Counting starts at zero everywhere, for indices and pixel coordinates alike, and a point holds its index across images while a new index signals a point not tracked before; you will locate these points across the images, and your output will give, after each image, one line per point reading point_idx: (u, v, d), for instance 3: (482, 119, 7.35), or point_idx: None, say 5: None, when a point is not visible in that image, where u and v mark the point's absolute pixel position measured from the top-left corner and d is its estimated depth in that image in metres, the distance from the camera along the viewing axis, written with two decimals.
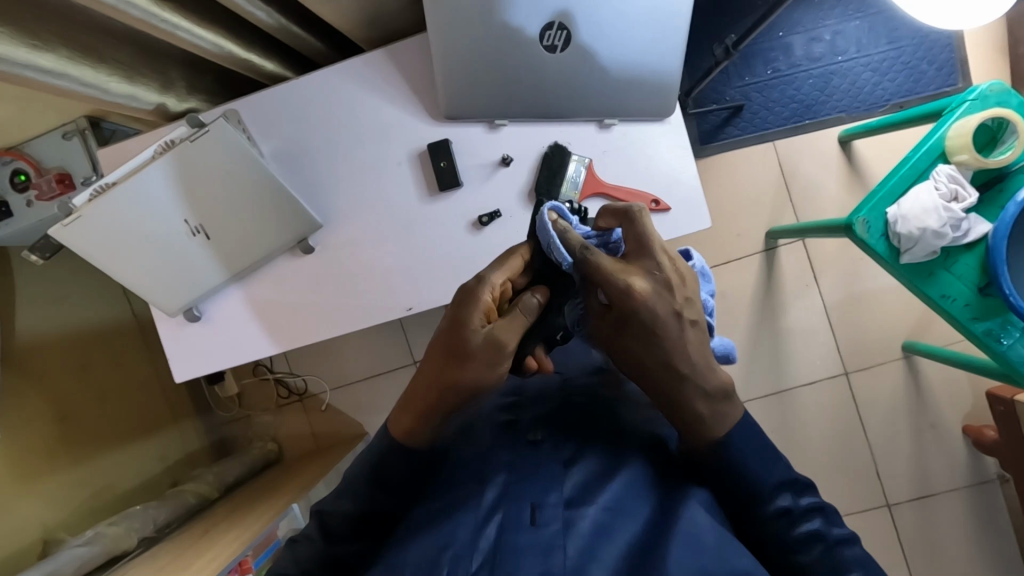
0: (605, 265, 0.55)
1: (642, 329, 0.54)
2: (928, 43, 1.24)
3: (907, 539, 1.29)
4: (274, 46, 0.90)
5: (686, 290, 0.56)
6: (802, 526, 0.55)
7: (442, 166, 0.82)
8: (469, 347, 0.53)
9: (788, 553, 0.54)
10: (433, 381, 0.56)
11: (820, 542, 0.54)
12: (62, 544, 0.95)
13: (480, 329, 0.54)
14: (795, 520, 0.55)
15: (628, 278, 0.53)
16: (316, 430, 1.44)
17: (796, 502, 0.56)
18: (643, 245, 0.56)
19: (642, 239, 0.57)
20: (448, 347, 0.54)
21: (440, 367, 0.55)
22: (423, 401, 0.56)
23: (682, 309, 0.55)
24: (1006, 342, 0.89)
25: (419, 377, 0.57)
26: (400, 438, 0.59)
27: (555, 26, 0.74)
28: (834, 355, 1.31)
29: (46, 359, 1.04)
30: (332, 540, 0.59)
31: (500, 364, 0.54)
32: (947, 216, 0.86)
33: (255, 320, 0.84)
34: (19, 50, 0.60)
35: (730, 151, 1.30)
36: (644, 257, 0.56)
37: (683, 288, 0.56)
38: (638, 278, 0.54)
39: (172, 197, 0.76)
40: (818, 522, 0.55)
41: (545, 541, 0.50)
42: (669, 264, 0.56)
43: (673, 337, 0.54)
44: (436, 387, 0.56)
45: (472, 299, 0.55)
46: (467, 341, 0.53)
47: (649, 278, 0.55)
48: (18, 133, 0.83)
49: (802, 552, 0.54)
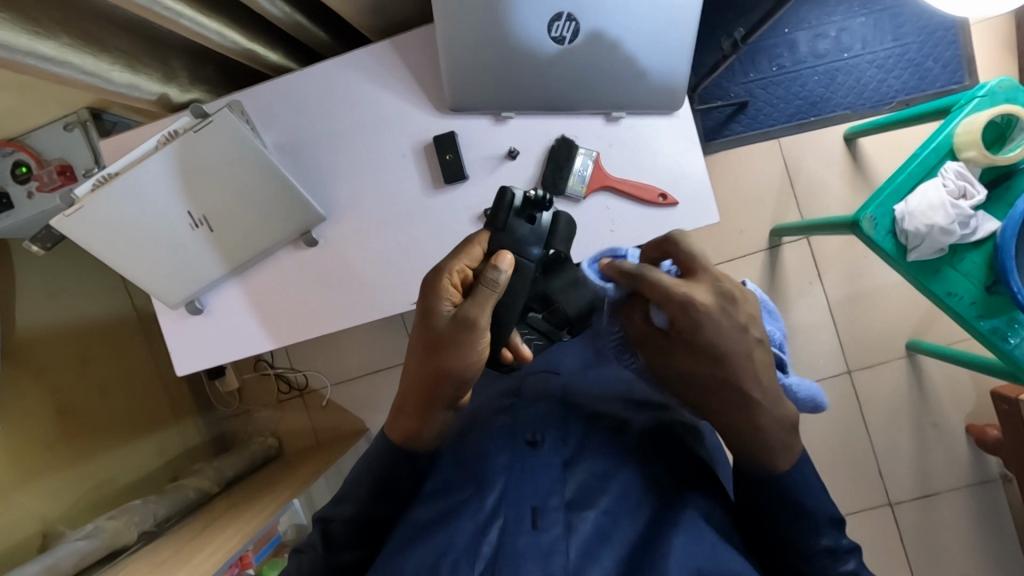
0: (666, 282, 0.54)
1: (705, 330, 0.52)
2: (935, 39, 1.23)
3: (908, 539, 1.28)
4: (278, 37, 0.89)
5: (749, 304, 0.54)
6: (844, 565, 0.53)
7: (447, 158, 0.81)
8: (439, 331, 0.55)
9: None
10: (417, 376, 0.58)
11: None
12: (62, 538, 0.95)
13: (447, 312, 0.56)
14: (838, 559, 0.53)
15: (690, 291, 0.53)
16: (316, 425, 1.43)
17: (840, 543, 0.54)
18: (697, 265, 0.58)
19: (689, 262, 0.58)
20: (422, 337, 0.57)
21: (420, 358, 0.57)
22: (412, 399, 0.58)
23: (749, 324, 0.53)
24: (1012, 341, 0.88)
25: (408, 377, 0.59)
26: (401, 442, 0.59)
27: (563, 18, 0.73)
28: (836, 353, 1.31)
29: (45, 351, 1.04)
30: (333, 548, 0.58)
31: (477, 344, 0.55)
32: (955, 213, 0.85)
33: (254, 315, 0.84)
34: (20, 37, 0.59)
35: (733, 149, 1.29)
36: (699, 276, 0.56)
37: (745, 303, 0.54)
38: (699, 292, 0.53)
39: (174, 189, 0.75)
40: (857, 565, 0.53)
41: (547, 546, 0.49)
42: (726, 281, 0.55)
43: (737, 341, 0.52)
44: (421, 380, 0.57)
45: (435, 288, 0.57)
46: (435, 325, 0.56)
47: (711, 292, 0.54)
48: (19, 124, 0.82)
49: None
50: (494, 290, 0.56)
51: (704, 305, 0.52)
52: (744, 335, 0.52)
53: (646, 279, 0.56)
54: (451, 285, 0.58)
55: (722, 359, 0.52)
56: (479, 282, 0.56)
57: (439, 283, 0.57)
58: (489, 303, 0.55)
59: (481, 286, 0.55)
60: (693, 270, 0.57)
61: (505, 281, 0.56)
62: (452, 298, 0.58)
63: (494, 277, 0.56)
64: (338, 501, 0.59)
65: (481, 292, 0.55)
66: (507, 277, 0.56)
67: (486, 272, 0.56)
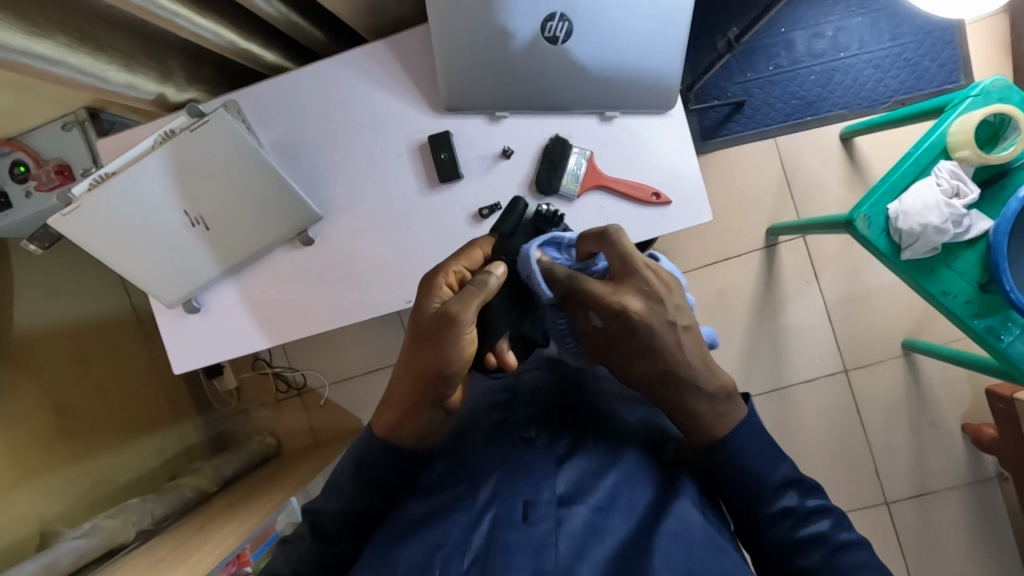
0: (596, 292, 0.57)
1: (637, 337, 0.56)
2: (931, 39, 1.23)
3: (905, 537, 1.29)
4: (274, 37, 0.89)
5: (674, 297, 0.58)
6: (807, 527, 0.54)
7: (443, 157, 0.81)
8: (423, 324, 0.56)
9: (790, 555, 0.54)
10: (404, 370, 0.58)
11: (823, 546, 0.53)
12: (59, 536, 0.95)
13: (435, 308, 0.57)
14: (800, 521, 0.54)
15: (620, 299, 0.56)
16: (314, 424, 1.44)
17: (801, 503, 0.55)
18: (627, 265, 0.58)
19: (624, 259, 0.58)
20: (411, 330, 0.57)
21: (407, 351, 0.57)
22: (397, 392, 0.58)
23: (676, 318, 0.57)
24: (1006, 339, 0.88)
25: (395, 371, 0.59)
26: (382, 435, 0.59)
27: (557, 18, 0.73)
28: (833, 352, 1.31)
29: (42, 350, 1.04)
30: (325, 540, 0.59)
31: (460, 341, 0.55)
32: (948, 212, 0.86)
33: (249, 313, 0.84)
34: (16, 37, 0.59)
35: (730, 148, 1.30)
36: (631, 276, 0.58)
37: (671, 297, 0.57)
38: (630, 298, 0.56)
39: (171, 189, 0.75)
40: (824, 524, 0.54)
41: (537, 539, 0.49)
42: (654, 277, 0.58)
43: (667, 339, 0.56)
44: (405, 375, 0.57)
45: (429, 285, 0.58)
46: (422, 321, 0.56)
47: (640, 296, 0.57)
48: (18, 124, 0.83)
49: (803, 555, 0.53)
50: (481, 290, 0.56)
51: (636, 312, 0.56)
52: (674, 333, 0.56)
53: (582, 289, 0.58)
54: (445, 284, 0.59)
55: (657, 364, 0.56)
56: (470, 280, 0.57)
57: (434, 280, 0.58)
58: (475, 301, 0.56)
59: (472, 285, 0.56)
60: (627, 268, 0.58)
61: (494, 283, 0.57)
62: (444, 296, 0.58)
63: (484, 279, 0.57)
64: (333, 500, 0.60)
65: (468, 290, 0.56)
66: (498, 283, 0.57)
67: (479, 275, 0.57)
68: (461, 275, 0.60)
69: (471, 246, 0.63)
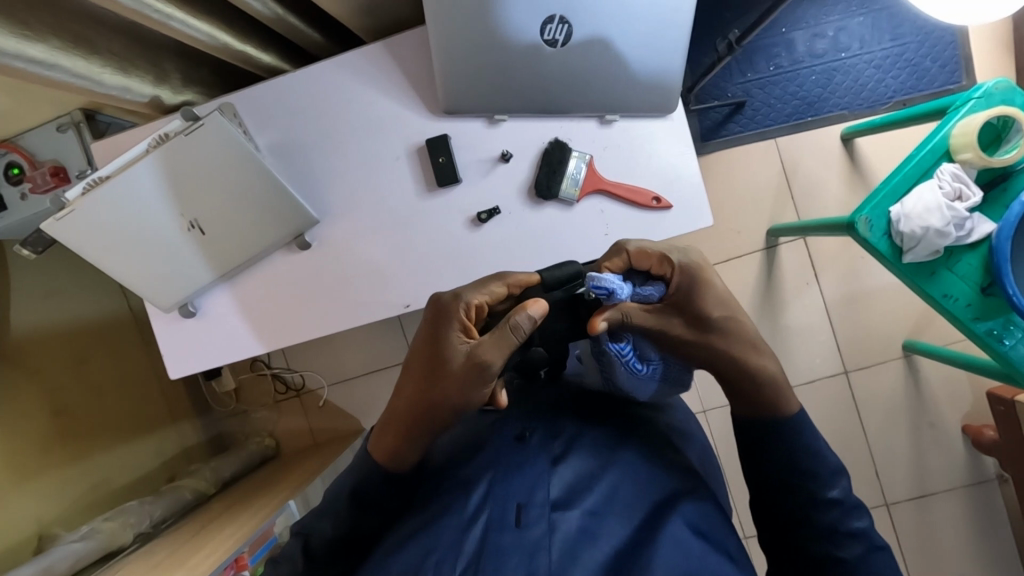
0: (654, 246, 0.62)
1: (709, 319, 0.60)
2: (932, 39, 1.23)
3: (905, 539, 1.28)
4: (270, 38, 0.89)
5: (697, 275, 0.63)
6: (854, 521, 0.56)
7: (440, 161, 0.81)
8: (448, 361, 0.57)
9: (828, 547, 0.55)
10: (414, 401, 0.59)
11: (864, 541, 0.55)
12: (57, 539, 0.95)
13: (459, 343, 0.58)
14: (848, 515, 0.56)
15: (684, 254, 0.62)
16: (313, 425, 1.43)
17: (849, 496, 0.57)
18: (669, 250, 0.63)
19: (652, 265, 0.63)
20: (429, 362, 0.59)
21: (423, 381, 0.59)
22: (403, 422, 0.59)
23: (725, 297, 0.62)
24: (1008, 342, 0.88)
25: (404, 398, 0.60)
26: (383, 465, 0.60)
27: (556, 20, 0.72)
28: (833, 354, 1.30)
29: (39, 353, 1.03)
30: (314, 561, 0.58)
31: (485, 382, 0.57)
32: (950, 215, 0.85)
33: (244, 318, 0.84)
34: (9, 41, 0.58)
35: (729, 150, 1.29)
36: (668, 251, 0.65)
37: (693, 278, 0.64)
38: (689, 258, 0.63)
39: (164, 193, 0.74)
40: (866, 521, 0.56)
41: (530, 543, 0.49)
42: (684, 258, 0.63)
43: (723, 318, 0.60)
44: (417, 407, 0.59)
45: (448, 316, 0.59)
46: (448, 354, 0.58)
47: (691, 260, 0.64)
48: (13, 125, 0.82)
49: (844, 548, 0.55)
50: (517, 334, 0.56)
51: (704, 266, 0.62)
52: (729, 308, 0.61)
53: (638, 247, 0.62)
54: (463, 314, 0.59)
55: None
56: (507, 322, 0.56)
57: (453, 310, 0.59)
58: (507, 344, 0.56)
59: (504, 326, 0.56)
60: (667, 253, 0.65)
61: (531, 328, 0.56)
62: (464, 329, 0.59)
63: (521, 322, 0.55)
64: (330, 509, 0.59)
65: (501, 332, 0.56)
66: (532, 327, 0.56)
67: (515, 316, 0.55)
68: (479, 307, 0.60)
69: (494, 278, 0.63)
